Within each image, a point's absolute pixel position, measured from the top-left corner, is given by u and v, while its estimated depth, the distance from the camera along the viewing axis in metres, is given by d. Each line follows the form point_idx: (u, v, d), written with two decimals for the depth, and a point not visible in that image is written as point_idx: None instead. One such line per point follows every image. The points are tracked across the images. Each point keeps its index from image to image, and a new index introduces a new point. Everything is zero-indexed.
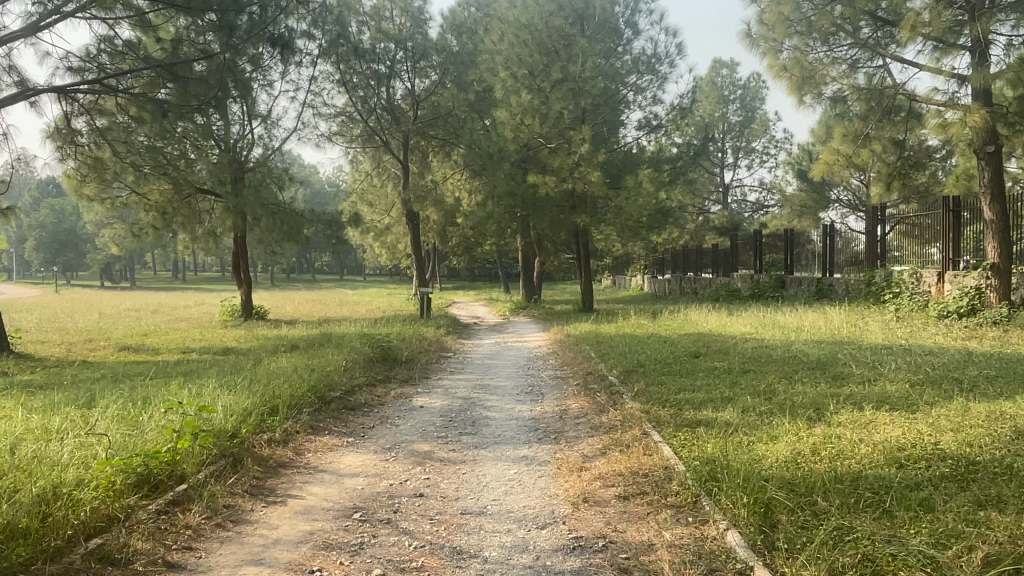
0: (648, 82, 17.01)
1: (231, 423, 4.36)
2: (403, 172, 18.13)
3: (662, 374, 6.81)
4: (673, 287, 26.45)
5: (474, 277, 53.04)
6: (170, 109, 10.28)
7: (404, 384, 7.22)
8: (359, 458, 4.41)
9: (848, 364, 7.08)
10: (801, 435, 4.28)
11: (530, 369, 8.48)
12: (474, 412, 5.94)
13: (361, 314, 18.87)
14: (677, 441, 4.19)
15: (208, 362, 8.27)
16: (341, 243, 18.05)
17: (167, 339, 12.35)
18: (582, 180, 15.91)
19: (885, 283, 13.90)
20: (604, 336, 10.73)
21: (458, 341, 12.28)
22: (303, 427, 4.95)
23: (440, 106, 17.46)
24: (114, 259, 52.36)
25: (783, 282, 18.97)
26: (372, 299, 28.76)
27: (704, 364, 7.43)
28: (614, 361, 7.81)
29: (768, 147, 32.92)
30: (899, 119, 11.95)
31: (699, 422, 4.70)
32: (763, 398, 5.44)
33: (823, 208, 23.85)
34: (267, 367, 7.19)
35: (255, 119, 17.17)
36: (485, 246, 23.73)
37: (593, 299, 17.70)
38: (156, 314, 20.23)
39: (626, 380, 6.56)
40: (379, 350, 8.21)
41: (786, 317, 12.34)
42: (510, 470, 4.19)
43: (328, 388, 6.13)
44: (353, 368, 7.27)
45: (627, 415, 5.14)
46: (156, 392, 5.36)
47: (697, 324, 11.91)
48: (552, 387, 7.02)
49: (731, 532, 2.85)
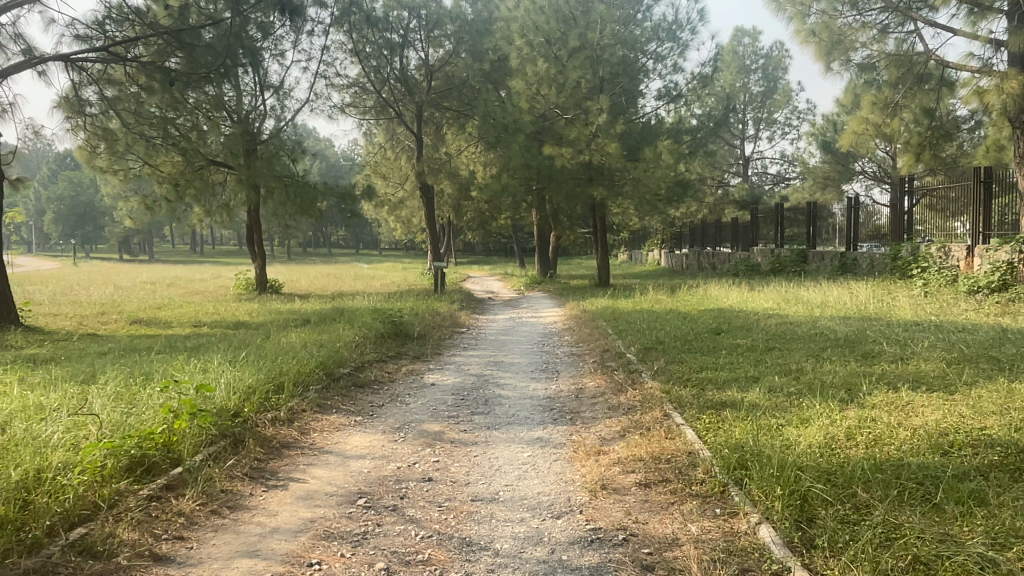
0: (669, 49, 16.65)
1: (233, 401, 4.17)
2: (417, 145, 17.84)
3: (682, 351, 6.56)
4: (690, 261, 26.06)
5: (489, 251, 52.79)
6: (178, 78, 10.08)
7: (416, 361, 7.02)
8: (366, 439, 4.21)
9: (878, 341, 6.78)
10: (834, 418, 4.02)
11: (545, 345, 8.26)
12: (487, 390, 5.73)
13: (375, 288, 18.71)
14: (701, 424, 3.95)
15: (217, 337, 8.11)
16: (354, 216, 17.84)
17: (180, 312, 12.24)
18: (599, 152, 15.53)
19: (912, 258, 13.47)
20: (622, 312, 10.46)
21: (472, 316, 12.09)
22: (309, 405, 4.76)
23: (454, 76, 17.09)
24: (131, 232, 52.58)
25: (805, 256, 18.52)
26: (387, 273, 28.62)
27: (727, 341, 7.16)
28: (632, 337, 7.56)
29: (790, 118, 32.17)
30: (930, 87, 11.44)
31: (723, 404, 4.45)
32: (790, 378, 5.18)
33: (847, 180, 23.28)
34: (276, 342, 7.01)
35: (267, 90, 16.92)
36: (500, 220, 23.45)
37: (610, 274, 17.41)
38: (170, 287, 20.20)
39: (645, 358, 6.31)
40: (391, 325, 8.01)
41: (810, 293, 12.01)
42: (524, 453, 3.98)
43: (337, 364, 5.93)
44: (364, 344, 7.07)
45: (647, 395, 4.90)
46: (159, 368, 5.19)
47: (717, 300, 11.62)
48: (567, 365, 6.79)
49: (764, 527, 2.62)
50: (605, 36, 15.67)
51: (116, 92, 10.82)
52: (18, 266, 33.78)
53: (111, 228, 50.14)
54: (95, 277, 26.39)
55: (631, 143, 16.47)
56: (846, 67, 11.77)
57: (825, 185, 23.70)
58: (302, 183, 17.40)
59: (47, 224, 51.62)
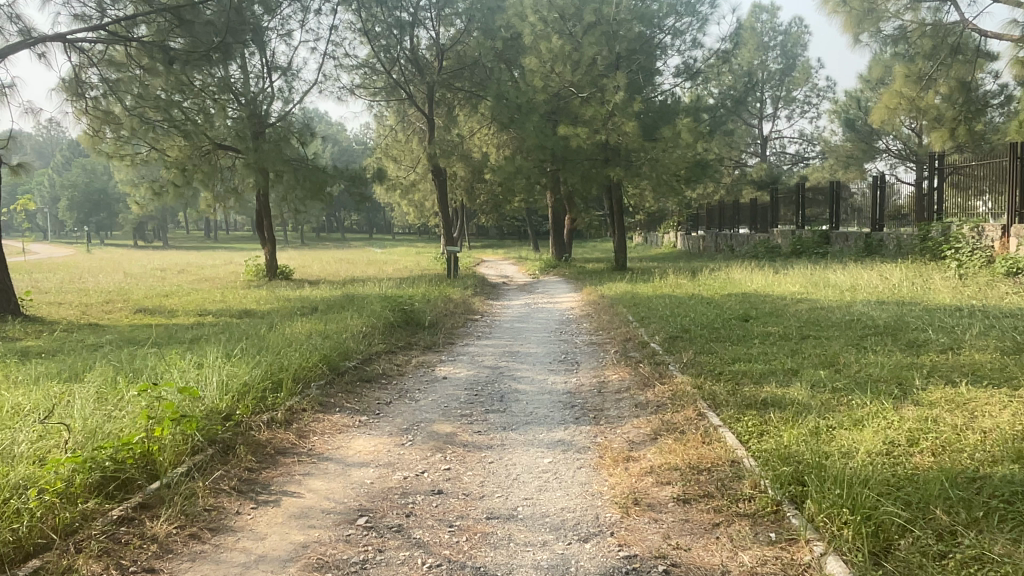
0: (687, 24, 15.98)
1: (224, 403, 3.82)
2: (428, 126, 17.39)
3: (711, 341, 6.12)
4: (708, 243, 25.48)
5: (503, 235, 52.39)
6: (177, 58, 9.75)
7: (427, 352, 6.64)
8: (371, 443, 3.83)
9: (922, 328, 6.31)
10: (891, 419, 3.59)
11: (563, 334, 7.85)
12: (503, 385, 5.34)
13: (387, 273, 18.37)
14: (742, 426, 3.54)
15: (221, 327, 7.76)
16: (365, 200, 17.45)
17: (186, 300, 11.96)
18: (616, 132, 15.02)
19: (942, 238, 12.90)
20: (642, 297, 10.03)
21: (486, 302, 11.72)
22: (311, 404, 4.39)
23: (465, 55, 16.60)
24: (144, 219, 52.56)
25: (827, 238, 17.79)
26: (401, 258, 28.29)
27: (757, 328, 6.71)
28: (656, 325, 7.14)
29: (810, 96, 31.36)
30: (968, 58, 10.87)
31: (764, 402, 4.03)
32: (832, 371, 4.76)
33: (870, 159, 22.56)
34: (282, 333, 6.66)
35: (274, 72, 16.52)
36: (514, 202, 22.99)
37: (627, 257, 16.93)
38: (181, 273, 19.97)
39: (672, 348, 5.88)
40: (401, 314, 7.65)
41: (837, 275, 11.51)
42: (544, 459, 3.59)
43: (343, 358, 5.56)
44: (373, 334, 6.70)
45: (677, 391, 4.49)
46: (152, 364, 4.84)
47: (741, 283, 11.15)
48: (587, 356, 6.39)
49: (831, 560, 2.23)
50: (621, 11, 15.11)
51: (119, 75, 10.34)
52: (52, 253, 38.12)
53: (125, 215, 50.11)
54: (106, 264, 26.29)
55: (649, 122, 15.94)
56: (879, 38, 11.20)
57: (847, 164, 23.01)
58: (311, 166, 17.02)
59: (61, 212, 51.63)
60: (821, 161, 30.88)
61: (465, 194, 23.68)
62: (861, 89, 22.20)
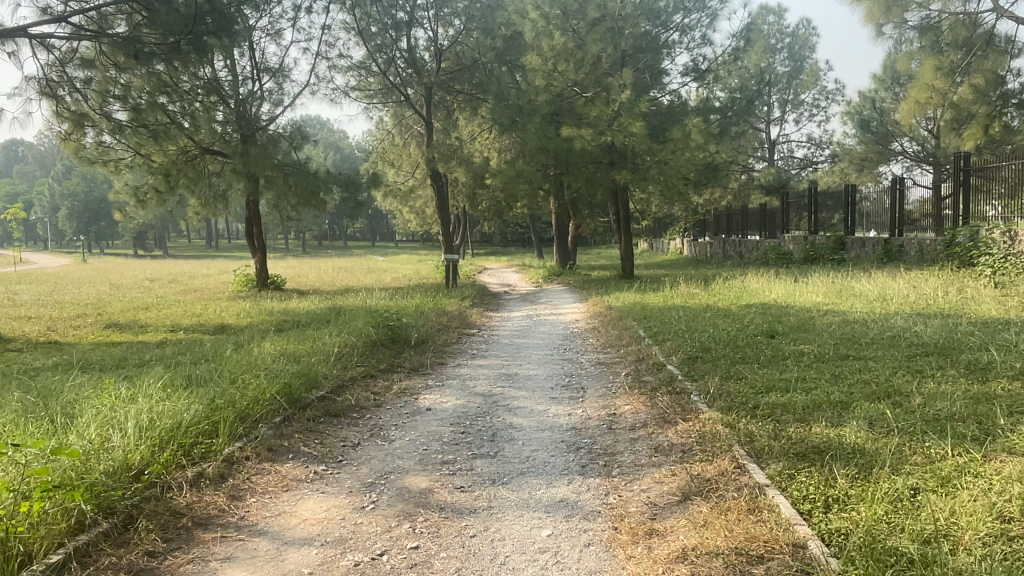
0: (697, 20, 15.24)
1: (136, 455, 3.03)
2: (426, 129, 16.63)
3: (738, 363, 5.30)
4: (716, 250, 24.68)
5: (506, 242, 51.78)
6: (144, 50, 8.70)
7: (412, 376, 5.83)
8: (322, 507, 3.03)
9: (977, 347, 5.48)
10: (990, 478, 2.78)
11: (566, 352, 7.03)
12: (496, 418, 4.52)
13: (383, 282, 17.61)
14: (799, 491, 2.73)
15: (185, 346, 6.96)
16: (359, 206, 16.66)
17: (164, 313, 11.15)
18: (623, 133, 14.23)
19: (971, 244, 12.01)
20: (652, 309, 9.22)
21: (484, 314, 10.92)
22: (257, 450, 3.59)
23: (464, 55, 15.59)
24: (144, 227, 52.01)
25: (843, 243, 16.95)
26: (401, 266, 27.53)
27: (788, 347, 5.91)
28: (671, 342, 6.32)
29: (818, 99, 30.60)
30: (1003, 47, 10.09)
31: (819, 451, 3.23)
32: (891, 406, 3.97)
33: (885, 162, 21.77)
34: (247, 355, 5.86)
35: (264, 73, 15.80)
36: (516, 208, 22.22)
37: (633, 264, 16.11)
38: (170, 284, 19.17)
39: (692, 373, 5.05)
40: (386, 331, 6.85)
41: (862, 284, 10.65)
42: (540, 530, 2.77)
43: (307, 388, 4.75)
44: (350, 356, 5.89)
45: (706, 433, 3.67)
46: (72, 398, 4.03)
47: (759, 293, 10.31)
48: (594, 380, 5.58)
49: None
50: (627, 6, 14.36)
51: (94, 74, 9.57)
52: (50, 261, 41.85)
53: (124, 224, 49.59)
54: (96, 273, 25.52)
55: (656, 124, 15.15)
56: (901, 30, 10.61)
57: (861, 167, 22.21)
58: (303, 172, 16.20)
59: (60, 221, 51.08)
60: (830, 165, 30.12)
61: (466, 200, 22.90)
62: (875, 89, 21.43)
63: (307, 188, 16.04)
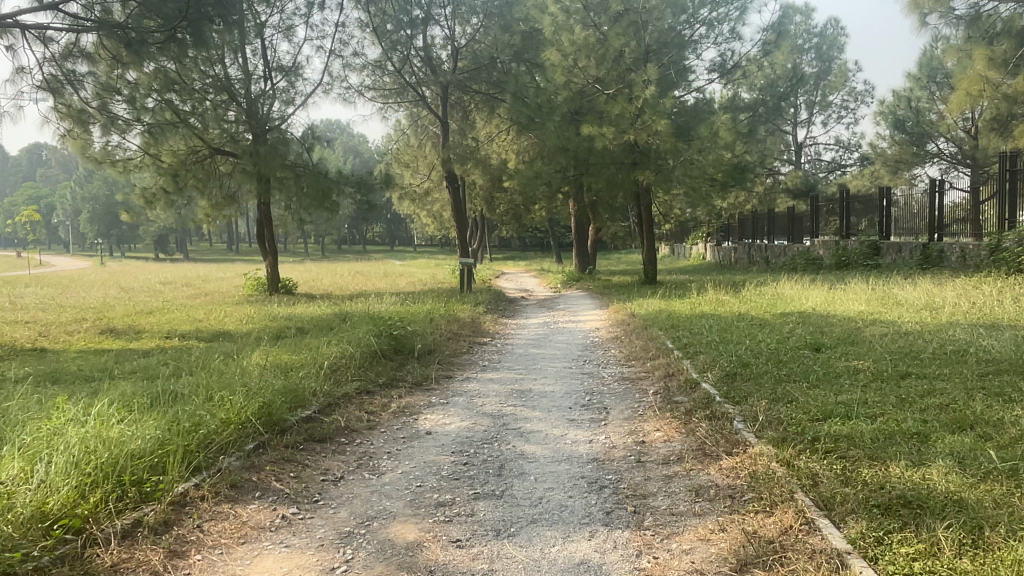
0: (725, 14, 14.54)
1: (55, 501, 2.46)
2: (442, 129, 16.07)
3: (784, 384, 4.63)
4: (739, 255, 23.89)
5: (525, 247, 51.36)
6: (137, 38, 7.73)
7: (415, 393, 5.21)
8: (280, 569, 2.42)
9: None
10: None
11: (586, 365, 6.39)
12: (505, 445, 3.91)
13: (397, 287, 17.07)
14: (893, 565, 2.10)
15: (171, 356, 6.41)
16: (371, 208, 16.14)
17: (165, 319, 10.66)
18: (646, 132, 13.54)
19: (1020, 249, 11.18)
20: (680, 318, 8.54)
21: (498, 321, 10.30)
22: (218, 488, 3.01)
23: (482, 54, 14.98)
24: (164, 231, 52.06)
25: (877, 249, 16.12)
26: (418, 270, 27.05)
27: (838, 363, 5.22)
28: (706, 356, 5.66)
29: (847, 101, 29.70)
30: None
31: (909, 504, 2.57)
32: (980, 439, 3.30)
33: (920, 164, 20.88)
34: (233, 368, 5.28)
35: (276, 72, 15.36)
36: (535, 212, 21.59)
37: (656, 269, 15.41)
38: (181, 287, 18.78)
39: (732, 393, 4.40)
40: (388, 341, 6.26)
41: (906, 292, 9.90)
42: None
43: (289, 408, 4.15)
44: (346, 370, 5.29)
45: (758, 473, 3.04)
46: (15, 422, 3.49)
47: (794, 301, 9.59)
48: (617, 398, 4.93)
49: None
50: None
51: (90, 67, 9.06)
52: (71, 263, 41.84)
53: (144, 228, 49.78)
54: (110, 277, 25.25)
55: (681, 123, 14.46)
56: (948, 19, 9.87)
57: (895, 169, 21.30)
58: (315, 172, 15.68)
59: (81, 224, 51.40)
60: (860, 168, 29.18)
61: (483, 203, 22.32)
62: (909, 89, 20.56)
63: (318, 189, 15.53)
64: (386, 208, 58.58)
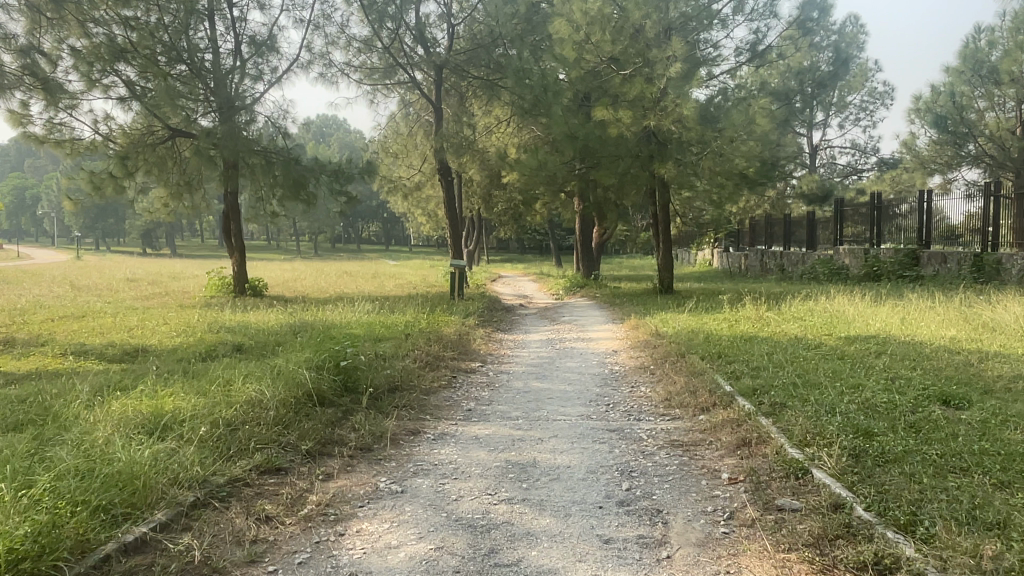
0: None
1: None
2: (435, 115, 14.18)
3: (956, 481, 2.77)
4: (752, 262, 21.99)
5: (524, 250, 49.65)
6: None
7: (355, 471, 3.34)
8: None
9: None
10: None
11: (610, 413, 4.53)
12: None
13: (380, 292, 15.08)
14: None
15: (28, 387, 4.53)
16: (350, 200, 14.25)
17: (87, 327, 8.76)
18: (668, 119, 11.65)
19: None
20: (722, 341, 6.65)
21: (490, 338, 8.43)
22: None
23: (482, 31, 13.09)
24: (151, 225, 50.00)
25: (915, 258, 14.20)
26: (410, 272, 25.10)
27: (1012, 436, 3.35)
28: (797, 414, 3.77)
29: (867, 102, 27.78)
30: None
31: None
32: None
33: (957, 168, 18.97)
34: (77, 424, 3.40)
35: (246, 45, 13.51)
36: (535, 210, 19.73)
37: (673, 277, 13.51)
38: (142, 287, 16.83)
39: (884, 504, 2.55)
40: (331, 377, 4.40)
41: (992, 312, 7.98)
42: None
43: (103, 526, 2.32)
44: (250, 432, 3.46)
45: None
46: None
47: (857, 322, 7.68)
48: (673, 490, 3.08)
49: None
50: None
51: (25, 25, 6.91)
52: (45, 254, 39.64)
53: (132, 221, 47.68)
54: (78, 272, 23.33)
55: (705, 110, 12.55)
56: None
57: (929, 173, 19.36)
58: (287, 159, 13.75)
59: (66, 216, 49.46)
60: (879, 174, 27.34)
61: (480, 199, 20.39)
62: (949, 84, 18.63)
63: (291, 177, 13.49)
64: (380, 206, 56.74)
